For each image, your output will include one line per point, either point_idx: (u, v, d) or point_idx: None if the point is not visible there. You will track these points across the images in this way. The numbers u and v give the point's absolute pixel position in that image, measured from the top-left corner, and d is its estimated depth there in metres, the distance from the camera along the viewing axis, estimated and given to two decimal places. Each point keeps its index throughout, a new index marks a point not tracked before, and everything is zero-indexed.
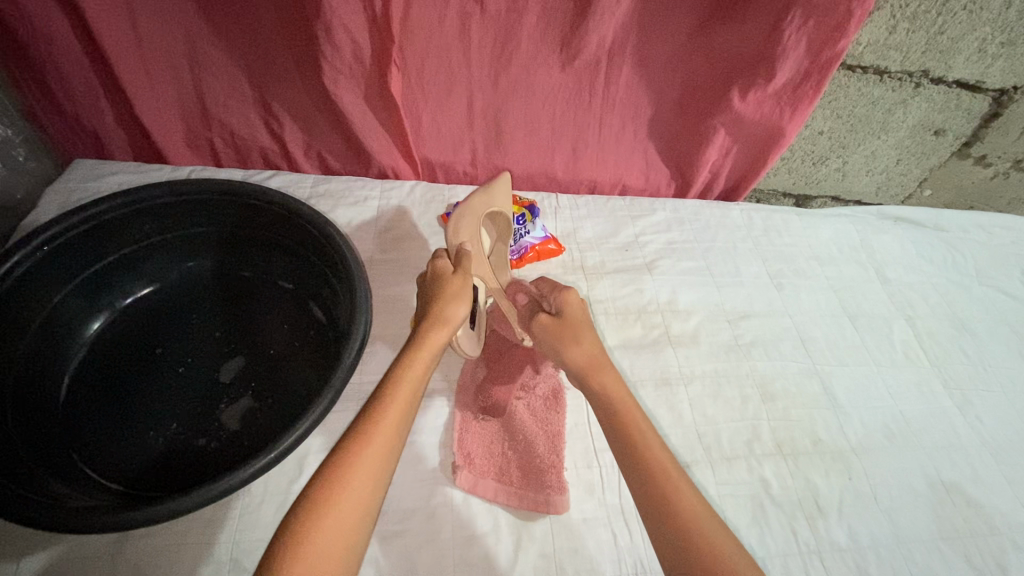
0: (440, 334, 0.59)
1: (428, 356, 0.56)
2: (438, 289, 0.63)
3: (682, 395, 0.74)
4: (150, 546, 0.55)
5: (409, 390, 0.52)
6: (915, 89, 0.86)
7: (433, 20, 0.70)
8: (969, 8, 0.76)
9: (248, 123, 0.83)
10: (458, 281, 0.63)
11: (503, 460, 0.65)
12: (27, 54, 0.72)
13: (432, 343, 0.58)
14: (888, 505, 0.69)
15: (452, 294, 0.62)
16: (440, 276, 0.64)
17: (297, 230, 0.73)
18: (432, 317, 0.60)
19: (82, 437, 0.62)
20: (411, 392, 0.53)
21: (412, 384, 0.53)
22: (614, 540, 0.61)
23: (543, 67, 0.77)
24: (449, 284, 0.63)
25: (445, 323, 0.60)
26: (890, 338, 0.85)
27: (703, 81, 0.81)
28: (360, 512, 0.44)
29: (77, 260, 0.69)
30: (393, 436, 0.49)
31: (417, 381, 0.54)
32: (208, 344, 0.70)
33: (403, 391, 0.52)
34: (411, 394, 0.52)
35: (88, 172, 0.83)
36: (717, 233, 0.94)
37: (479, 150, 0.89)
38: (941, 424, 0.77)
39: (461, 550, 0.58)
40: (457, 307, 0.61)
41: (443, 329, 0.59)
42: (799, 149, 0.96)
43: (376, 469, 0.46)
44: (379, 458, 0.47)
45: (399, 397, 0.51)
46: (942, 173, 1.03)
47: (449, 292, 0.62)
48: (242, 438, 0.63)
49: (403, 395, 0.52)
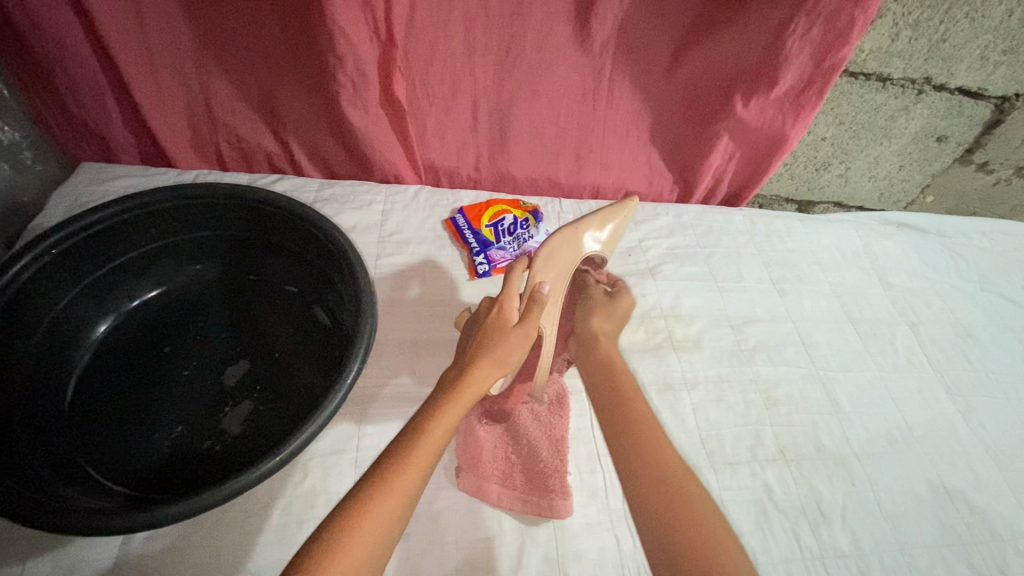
0: (446, 420, 0.54)
1: (428, 452, 0.51)
2: (491, 339, 0.62)
3: (685, 401, 0.74)
4: (156, 550, 0.55)
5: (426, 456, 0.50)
6: (917, 96, 0.86)
7: (439, 26, 0.71)
8: (971, 16, 0.76)
9: (254, 128, 0.84)
10: (515, 335, 0.63)
11: (508, 465, 0.66)
12: (37, 61, 0.73)
13: (435, 436, 0.52)
14: (892, 512, 0.69)
15: (499, 354, 0.61)
16: (498, 327, 0.63)
17: (302, 234, 0.73)
18: (479, 364, 0.60)
19: (88, 440, 0.62)
20: (397, 504, 0.46)
21: (400, 492, 0.47)
22: (617, 545, 0.61)
23: (547, 74, 0.77)
24: (506, 334, 0.63)
25: (457, 406, 0.55)
26: (893, 344, 0.85)
27: (706, 88, 0.81)
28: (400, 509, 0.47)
29: (84, 263, 0.69)
30: (363, 561, 0.43)
31: (409, 488, 0.48)
32: (215, 348, 0.71)
33: (387, 502, 0.46)
34: (396, 507, 0.46)
35: (95, 176, 0.84)
36: (720, 238, 0.94)
37: (484, 155, 0.90)
38: (943, 429, 0.77)
39: (465, 554, 0.59)
40: (508, 357, 0.61)
41: (453, 415, 0.54)
42: (802, 156, 0.96)
43: (418, 473, 0.49)
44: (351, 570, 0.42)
45: (380, 508, 0.45)
46: (944, 179, 1.03)
47: (499, 349, 0.61)
48: (247, 441, 0.64)
49: (385, 507, 0.46)
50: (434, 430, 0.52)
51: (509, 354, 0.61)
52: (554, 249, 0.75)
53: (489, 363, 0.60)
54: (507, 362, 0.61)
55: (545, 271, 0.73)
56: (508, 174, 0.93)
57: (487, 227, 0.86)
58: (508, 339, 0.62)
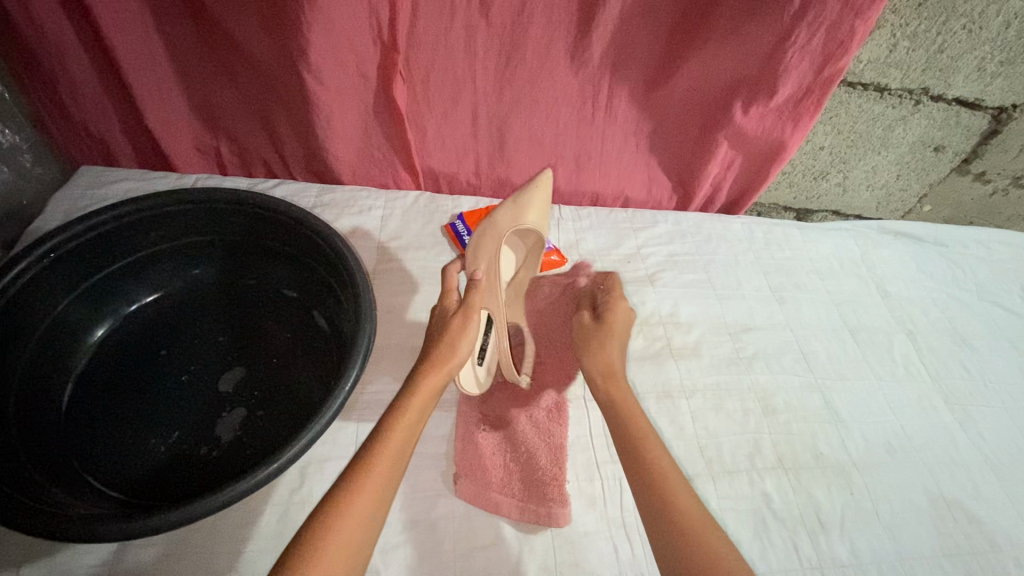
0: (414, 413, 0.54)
1: (400, 442, 0.51)
2: (438, 333, 0.63)
3: (684, 409, 0.74)
4: (150, 556, 0.55)
5: (400, 440, 0.51)
6: (914, 106, 0.87)
7: (441, 34, 0.71)
8: (969, 27, 0.77)
9: (255, 133, 0.84)
10: (456, 320, 0.63)
11: (506, 472, 0.65)
12: (38, 65, 0.73)
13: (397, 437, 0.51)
14: (890, 521, 0.69)
15: (447, 342, 0.61)
16: (444, 321, 0.64)
17: (301, 239, 0.73)
18: (430, 359, 0.60)
19: (84, 445, 0.62)
20: (372, 501, 0.46)
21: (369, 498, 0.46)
22: (615, 554, 0.61)
23: (547, 81, 0.78)
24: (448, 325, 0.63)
25: (420, 400, 0.56)
26: (891, 353, 0.85)
27: (706, 97, 0.81)
28: (383, 491, 0.47)
29: (81, 267, 0.69)
30: (353, 543, 0.43)
31: (379, 491, 0.47)
32: (210, 353, 0.70)
33: (366, 493, 0.46)
34: (372, 501, 0.46)
35: (93, 180, 0.84)
36: (718, 245, 0.94)
37: (483, 161, 0.90)
38: (941, 438, 0.77)
39: (462, 563, 0.58)
40: (457, 345, 0.62)
41: (414, 416, 0.54)
42: (800, 164, 0.97)
43: (394, 458, 0.50)
44: (342, 554, 0.42)
45: (356, 509, 0.45)
46: (941, 189, 1.03)
47: (447, 338, 0.62)
48: (243, 447, 0.63)
49: (361, 505, 0.45)
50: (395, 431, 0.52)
51: (458, 342, 0.62)
52: (476, 244, 0.74)
53: (441, 353, 0.60)
54: (458, 346, 0.61)
55: (476, 262, 0.73)
56: (507, 180, 0.93)
57: None
58: (448, 326, 0.63)
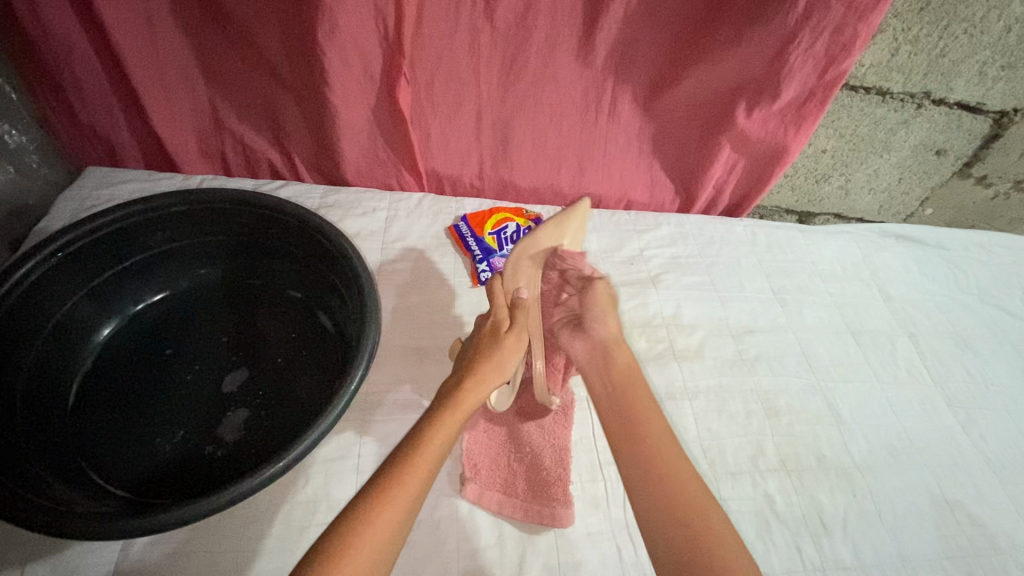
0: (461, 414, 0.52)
1: (443, 441, 0.49)
2: (489, 345, 0.59)
3: (687, 410, 0.74)
4: (156, 555, 0.55)
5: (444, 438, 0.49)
6: (916, 110, 0.87)
7: (446, 36, 0.72)
8: (970, 32, 0.77)
9: (259, 134, 0.85)
10: (510, 339, 0.59)
11: (510, 473, 0.66)
12: (45, 66, 0.74)
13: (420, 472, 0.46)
14: (893, 524, 0.69)
15: (498, 360, 0.57)
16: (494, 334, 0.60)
17: (306, 239, 0.73)
18: (477, 371, 0.56)
19: (90, 443, 0.62)
20: (409, 499, 0.44)
21: (373, 545, 0.41)
22: (618, 554, 0.61)
23: (550, 82, 0.78)
24: (499, 344, 0.59)
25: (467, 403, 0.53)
26: (893, 355, 0.86)
27: (711, 99, 0.81)
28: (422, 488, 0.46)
29: (89, 267, 0.70)
30: (384, 542, 0.42)
31: (411, 499, 0.45)
32: (216, 352, 0.71)
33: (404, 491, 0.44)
34: (409, 500, 0.44)
35: (99, 180, 0.84)
36: (720, 248, 0.95)
37: (486, 163, 0.90)
38: (943, 442, 0.77)
39: (465, 563, 0.58)
40: (505, 362, 0.58)
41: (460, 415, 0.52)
42: (803, 167, 0.97)
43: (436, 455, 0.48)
44: (373, 549, 0.41)
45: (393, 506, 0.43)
46: (943, 193, 1.04)
47: (497, 355, 0.58)
48: (247, 447, 0.63)
49: (398, 500, 0.44)
50: (413, 474, 0.46)
51: (507, 361, 0.58)
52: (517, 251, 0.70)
53: (490, 368, 0.56)
54: (507, 368, 0.57)
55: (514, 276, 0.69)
56: (510, 182, 0.94)
57: (489, 234, 0.86)
58: (502, 345, 0.59)
